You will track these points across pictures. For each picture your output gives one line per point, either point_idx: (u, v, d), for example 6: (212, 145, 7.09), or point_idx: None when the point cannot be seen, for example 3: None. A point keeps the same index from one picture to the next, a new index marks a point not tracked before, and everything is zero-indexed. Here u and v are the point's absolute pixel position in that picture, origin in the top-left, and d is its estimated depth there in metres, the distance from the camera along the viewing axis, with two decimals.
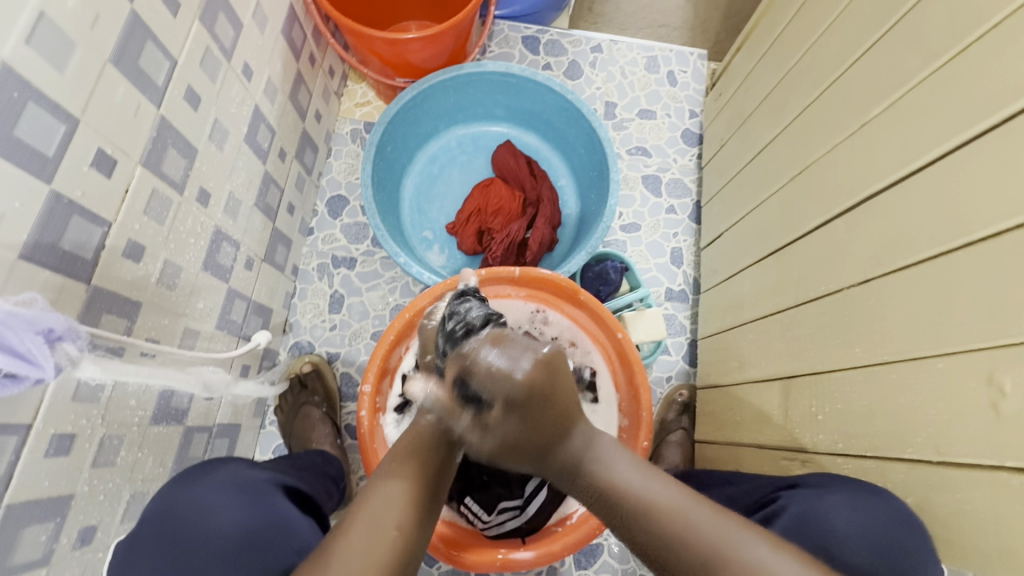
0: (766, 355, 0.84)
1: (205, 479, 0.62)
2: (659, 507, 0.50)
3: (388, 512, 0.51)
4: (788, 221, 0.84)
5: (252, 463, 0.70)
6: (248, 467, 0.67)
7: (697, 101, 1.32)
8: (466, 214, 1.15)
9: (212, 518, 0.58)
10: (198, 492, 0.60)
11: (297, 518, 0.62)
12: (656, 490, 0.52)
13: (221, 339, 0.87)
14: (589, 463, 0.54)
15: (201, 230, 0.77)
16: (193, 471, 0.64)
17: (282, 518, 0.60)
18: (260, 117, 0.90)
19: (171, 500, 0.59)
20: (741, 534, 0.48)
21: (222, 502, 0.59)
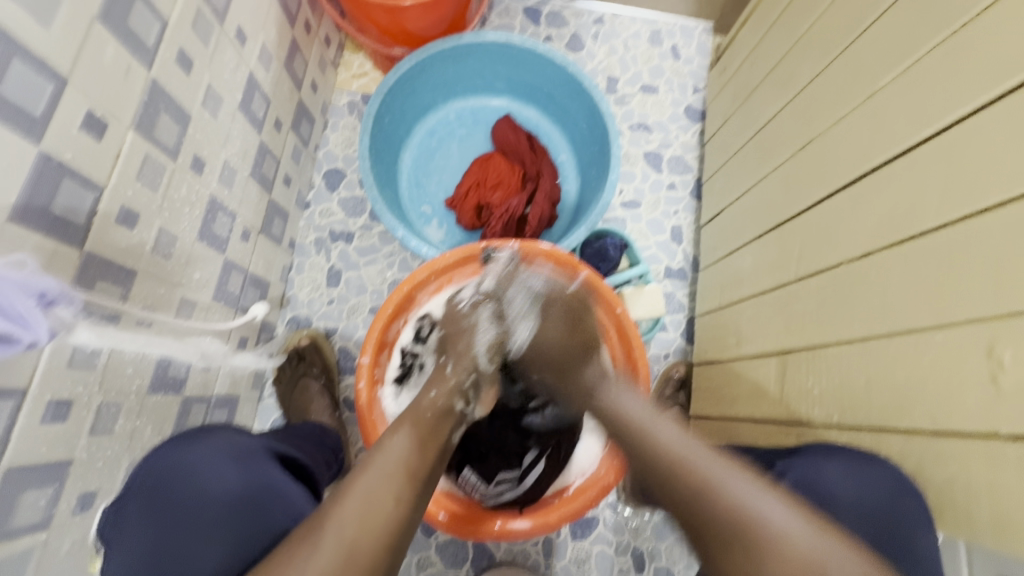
0: (764, 331, 0.84)
1: (199, 443, 0.62)
2: (664, 442, 0.55)
3: (386, 476, 0.50)
4: (791, 196, 0.83)
5: (245, 430, 0.70)
6: (240, 433, 0.67)
7: (701, 76, 1.30)
8: (465, 188, 1.14)
9: (208, 482, 0.58)
10: (192, 457, 0.60)
11: (290, 485, 0.63)
12: (667, 432, 0.56)
13: (219, 311, 0.87)
14: (606, 390, 0.64)
15: (196, 199, 0.76)
16: (187, 434, 0.64)
17: (276, 486, 0.61)
18: (254, 85, 0.88)
19: (162, 464, 0.59)
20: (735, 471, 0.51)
21: (218, 468, 0.60)
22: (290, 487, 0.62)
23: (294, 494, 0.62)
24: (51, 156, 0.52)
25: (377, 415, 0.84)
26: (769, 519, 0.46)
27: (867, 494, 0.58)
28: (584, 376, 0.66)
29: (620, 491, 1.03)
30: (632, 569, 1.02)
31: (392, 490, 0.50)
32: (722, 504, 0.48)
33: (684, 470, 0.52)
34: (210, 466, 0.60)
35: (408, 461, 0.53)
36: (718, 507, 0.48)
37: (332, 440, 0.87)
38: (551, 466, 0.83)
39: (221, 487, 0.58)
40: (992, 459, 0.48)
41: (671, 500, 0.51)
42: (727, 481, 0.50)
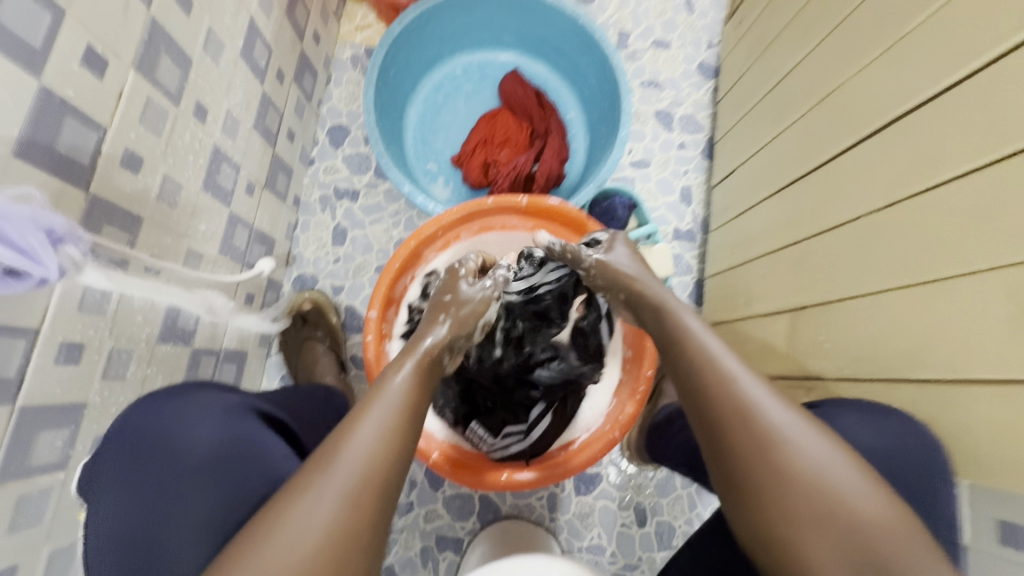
0: (775, 289, 0.83)
1: (181, 399, 0.60)
2: (714, 356, 0.54)
3: (378, 415, 0.50)
4: (807, 151, 0.81)
5: (231, 389, 0.67)
6: (224, 393, 0.64)
7: (715, 30, 1.25)
8: (472, 145, 1.12)
9: (188, 435, 0.56)
10: (171, 411, 0.58)
11: (273, 444, 0.60)
12: (714, 344, 0.55)
13: (226, 265, 0.86)
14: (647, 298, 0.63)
15: (199, 147, 0.75)
16: (172, 391, 0.62)
17: (258, 442, 0.59)
18: (256, 31, 0.85)
19: (139, 418, 0.58)
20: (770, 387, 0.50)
21: (198, 421, 0.58)
22: (274, 445, 0.59)
23: (276, 456, 0.59)
24: (53, 92, 0.50)
25: (384, 369, 0.84)
26: (796, 442, 0.47)
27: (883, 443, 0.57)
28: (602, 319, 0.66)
29: (624, 448, 1.05)
30: (635, 523, 1.04)
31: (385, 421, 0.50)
32: (757, 423, 0.49)
33: (727, 386, 0.51)
34: (190, 418, 0.58)
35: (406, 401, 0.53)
36: (724, 406, 0.50)
37: (340, 400, 0.84)
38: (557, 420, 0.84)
39: (201, 441, 0.56)
40: (1007, 404, 0.48)
41: (705, 407, 0.51)
42: (763, 400, 0.50)
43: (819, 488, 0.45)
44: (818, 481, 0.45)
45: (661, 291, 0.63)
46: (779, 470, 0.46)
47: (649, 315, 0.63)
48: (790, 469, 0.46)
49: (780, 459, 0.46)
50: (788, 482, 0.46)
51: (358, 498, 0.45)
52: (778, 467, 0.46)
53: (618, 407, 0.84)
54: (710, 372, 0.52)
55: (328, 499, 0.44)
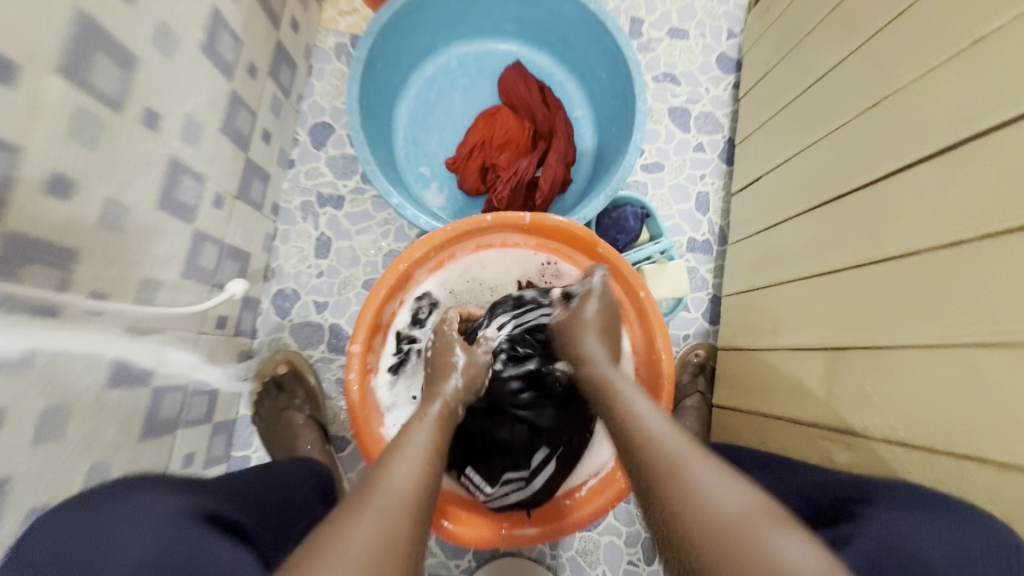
0: (808, 320, 0.74)
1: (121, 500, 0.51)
2: (644, 421, 0.52)
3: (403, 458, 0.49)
4: (851, 165, 0.71)
5: (187, 485, 0.58)
6: (171, 490, 0.55)
7: (737, 18, 1.13)
8: (468, 147, 1.02)
9: (115, 547, 0.47)
10: (102, 514, 0.50)
11: (225, 555, 0.49)
12: (653, 414, 0.53)
13: (189, 289, 0.77)
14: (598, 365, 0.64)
15: (152, 159, 0.64)
16: (114, 491, 0.53)
17: (204, 551, 0.48)
18: (220, 20, 0.74)
19: (61, 521, 0.49)
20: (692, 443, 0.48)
21: (129, 526, 0.49)
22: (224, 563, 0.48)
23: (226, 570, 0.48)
24: None
25: (369, 410, 0.74)
26: (713, 493, 0.42)
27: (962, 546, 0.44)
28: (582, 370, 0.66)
29: None
30: (642, 560, 0.97)
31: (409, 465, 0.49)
32: (682, 474, 0.44)
33: (651, 443, 0.49)
34: (119, 521, 0.49)
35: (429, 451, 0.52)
36: (649, 457, 0.47)
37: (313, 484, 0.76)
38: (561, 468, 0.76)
39: (128, 555, 0.47)
40: None
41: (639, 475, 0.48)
42: (687, 454, 0.46)
43: (733, 532, 0.38)
44: (731, 525, 0.39)
45: (605, 367, 0.64)
46: (695, 512, 0.41)
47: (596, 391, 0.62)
48: (707, 510, 0.41)
49: (694, 508, 0.41)
50: (707, 523, 0.40)
51: (394, 519, 0.43)
52: (693, 506, 0.41)
53: None
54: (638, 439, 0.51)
55: (358, 539, 0.41)
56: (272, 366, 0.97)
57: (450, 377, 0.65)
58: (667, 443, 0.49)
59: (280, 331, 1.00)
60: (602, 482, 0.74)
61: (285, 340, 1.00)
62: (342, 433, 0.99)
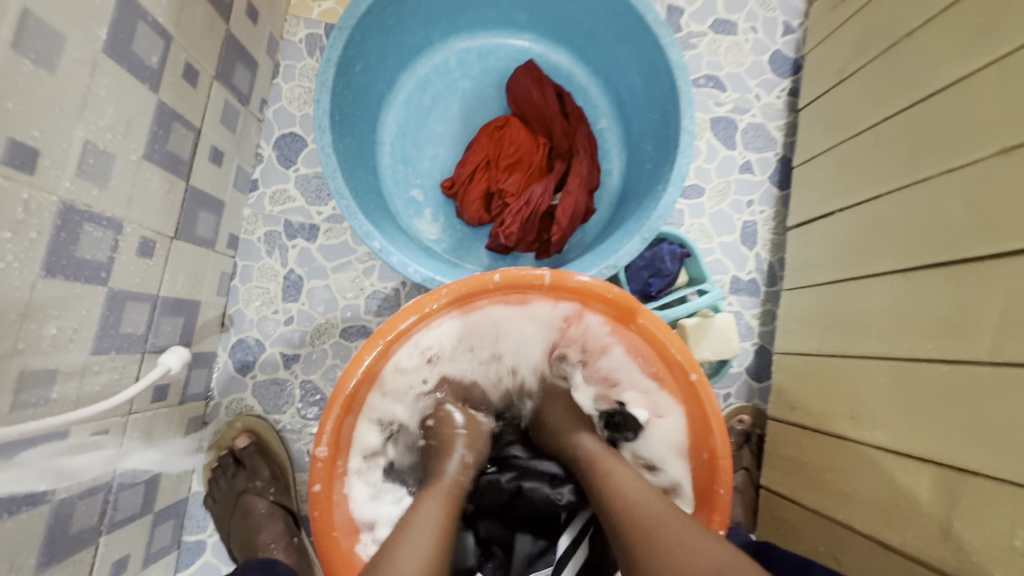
0: (914, 419, 0.57)
1: None
2: (623, 494, 0.50)
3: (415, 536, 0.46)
4: (990, 221, 0.52)
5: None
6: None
7: (795, 9, 0.94)
8: (470, 167, 0.83)
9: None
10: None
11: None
12: (640, 484, 0.51)
13: (105, 368, 0.59)
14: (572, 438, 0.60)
15: (24, 212, 0.46)
16: None
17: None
18: (134, 11, 0.54)
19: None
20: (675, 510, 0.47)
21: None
22: None
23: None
24: None
25: (341, 531, 0.56)
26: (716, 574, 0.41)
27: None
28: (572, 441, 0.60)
29: None
30: None
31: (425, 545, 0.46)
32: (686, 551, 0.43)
33: (638, 521, 0.47)
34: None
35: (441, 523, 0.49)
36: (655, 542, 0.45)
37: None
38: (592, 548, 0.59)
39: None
40: None
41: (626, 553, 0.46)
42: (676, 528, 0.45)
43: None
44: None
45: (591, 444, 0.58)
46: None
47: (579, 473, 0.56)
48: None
49: None
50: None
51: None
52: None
53: None
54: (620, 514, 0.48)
55: None
56: (230, 435, 0.81)
57: (456, 448, 0.59)
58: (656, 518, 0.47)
59: (239, 392, 0.82)
60: None
61: (246, 394, 0.82)
62: None
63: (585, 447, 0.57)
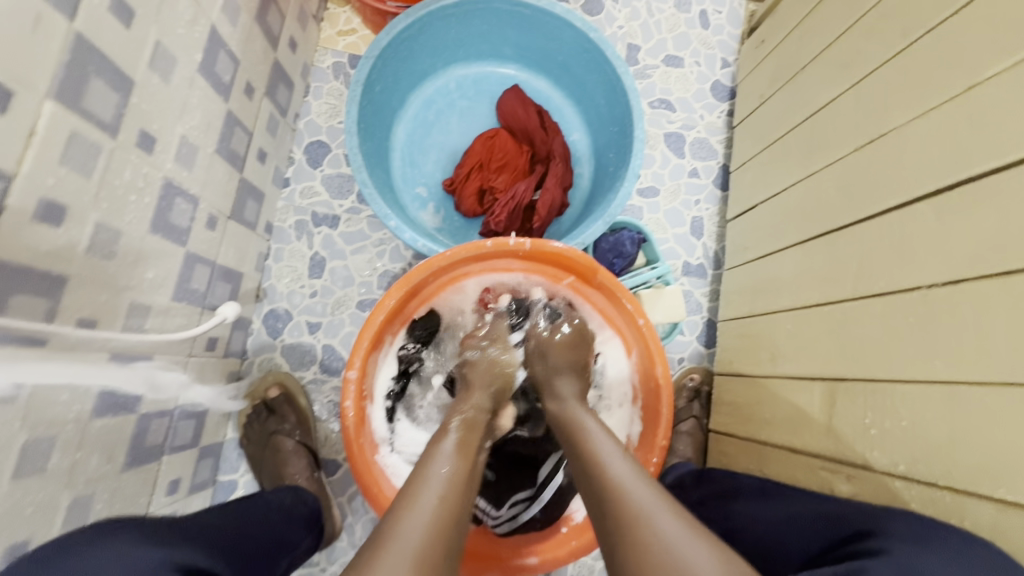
0: (806, 350, 0.74)
1: (92, 544, 0.47)
2: (610, 468, 0.53)
3: (430, 488, 0.50)
4: (849, 199, 0.71)
5: (156, 536, 0.51)
6: (141, 546, 0.48)
7: (731, 47, 1.15)
8: (466, 168, 1.02)
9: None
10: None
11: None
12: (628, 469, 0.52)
13: (180, 313, 0.75)
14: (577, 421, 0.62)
15: (144, 183, 0.62)
16: (85, 536, 0.48)
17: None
18: (218, 41, 0.72)
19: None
20: (656, 489, 0.49)
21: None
22: None
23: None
24: None
25: (365, 440, 0.73)
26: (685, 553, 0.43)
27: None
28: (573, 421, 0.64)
29: None
30: None
31: (435, 495, 0.49)
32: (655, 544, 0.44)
33: (617, 497, 0.49)
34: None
35: (451, 478, 0.52)
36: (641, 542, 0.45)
37: (302, 511, 0.76)
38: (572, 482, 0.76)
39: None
40: None
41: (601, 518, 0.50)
42: (652, 505, 0.47)
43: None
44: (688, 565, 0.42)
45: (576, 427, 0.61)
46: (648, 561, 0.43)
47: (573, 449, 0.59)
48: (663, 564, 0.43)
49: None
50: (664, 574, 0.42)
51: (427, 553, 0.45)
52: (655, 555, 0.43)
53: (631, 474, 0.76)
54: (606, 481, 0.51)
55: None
56: (263, 387, 0.95)
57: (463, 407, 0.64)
58: (636, 497, 0.49)
59: (270, 352, 0.98)
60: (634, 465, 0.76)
61: (275, 355, 0.98)
62: (333, 457, 0.97)
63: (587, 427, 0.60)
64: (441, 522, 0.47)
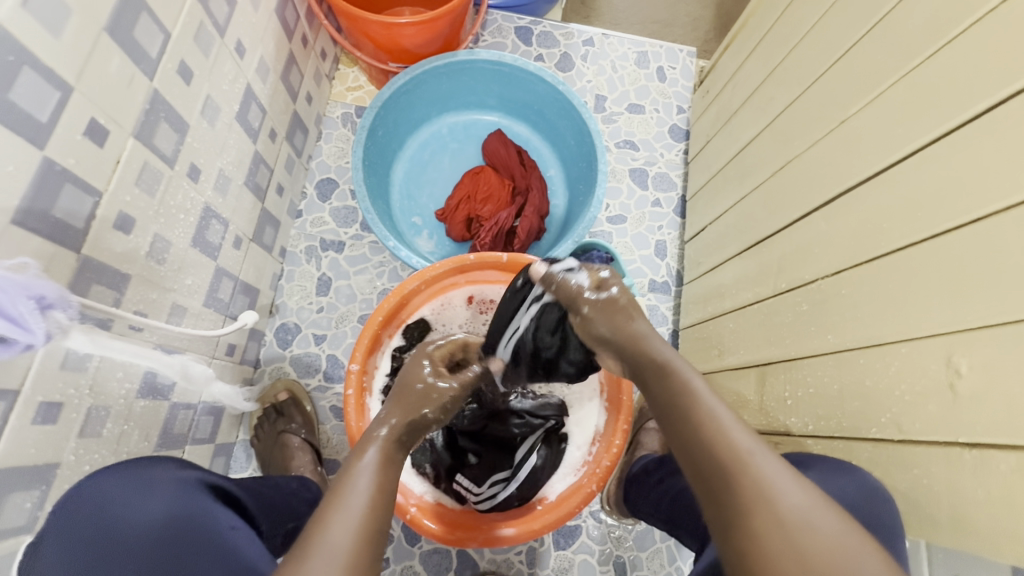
0: (744, 343, 0.86)
1: (141, 463, 0.62)
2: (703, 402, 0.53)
3: (356, 495, 0.50)
4: (770, 215, 0.86)
5: (184, 462, 0.67)
6: (180, 467, 0.64)
7: (685, 97, 1.34)
8: (456, 200, 1.17)
9: (130, 510, 0.56)
10: (126, 483, 0.58)
11: (221, 516, 0.59)
12: (721, 410, 0.52)
13: (208, 318, 0.87)
14: (657, 348, 0.60)
15: (190, 206, 0.77)
16: (134, 460, 0.63)
17: (207, 514, 0.58)
18: (251, 96, 0.89)
19: (80, 494, 0.57)
20: (783, 463, 0.47)
21: (146, 493, 0.58)
22: (222, 517, 0.59)
23: (222, 528, 0.58)
24: (54, 161, 0.53)
25: (364, 424, 0.83)
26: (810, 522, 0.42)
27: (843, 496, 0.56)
28: (634, 327, 0.63)
29: (604, 502, 1.07)
30: None
31: (363, 503, 0.50)
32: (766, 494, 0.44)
33: (731, 455, 0.48)
34: (137, 495, 0.58)
35: (377, 482, 0.53)
36: (740, 480, 0.46)
37: (311, 490, 0.85)
38: (545, 462, 0.86)
39: (141, 518, 0.56)
40: (949, 463, 0.51)
41: (709, 492, 0.47)
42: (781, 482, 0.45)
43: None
44: (831, 558, 0.40)
45: (665, 349, 0.60)
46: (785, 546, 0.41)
47: (651, 372, 0.59)
48: (800, 550, 0.41)
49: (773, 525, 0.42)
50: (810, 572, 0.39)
51: (357, 552, 0.45)
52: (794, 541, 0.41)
53: (594, 460, 0.85)
54: (724, 449, 0.48)
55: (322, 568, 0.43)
56: (273, 393, 1.06)
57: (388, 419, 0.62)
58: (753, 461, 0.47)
59: (280, 362, 1.10)
60: (600, 452, 0.85)
61: (284, 364, 1.10)
62: (334, 456, 1.07)
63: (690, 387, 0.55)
64: (367, 525, 0.48)
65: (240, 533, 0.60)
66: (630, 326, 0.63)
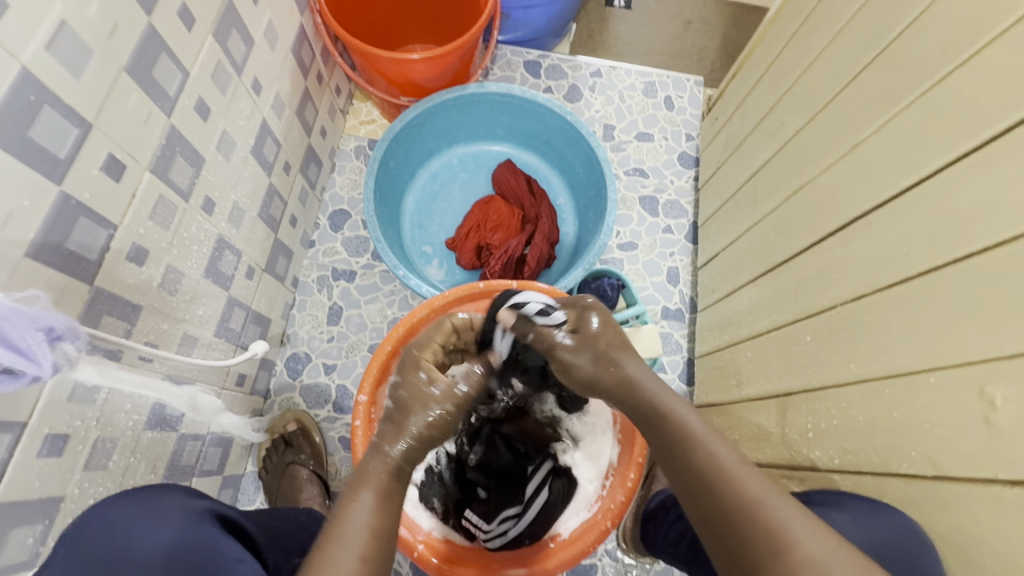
0: (763, 372, 0.83)
1: (154, 496, 0.60)
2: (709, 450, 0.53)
3: (347, 546, 0.49)
4: (784, 240, 0.85)
5: (191, 491, 0.65)
6: (191, 496, 0.63)
7: (694, 125, 1.35)
8: (466, 229, 1.17)
9: (138, 538, 0.54)
10: (142, 511, 0.57)
11: (227, 548, 0.58)
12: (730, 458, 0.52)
13: (219, 347, 0.88)
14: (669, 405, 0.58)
15: (204, 237, 0.78)
16: (148, 489, 0.61)
17: (216, 546, 0.57)
18: (267, 130, 0.91)
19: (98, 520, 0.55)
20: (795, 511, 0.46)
21: (159, 521, 0.57)
22: (225, 551, 0.57)
23: (230, 561, 0.57)
24: (70, 196, 0.55)
25: None
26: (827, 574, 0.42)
27: (879, 539, 0.53)
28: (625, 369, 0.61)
29: (620, 540, 1.02)
30: None
31: (355, 553, 0.49)
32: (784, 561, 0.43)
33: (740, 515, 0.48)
34: (148, 524, 0.56)
35: (371, 528, 0.51)
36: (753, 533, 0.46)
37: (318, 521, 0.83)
38: (557, 496, 0.81)
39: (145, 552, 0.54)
40: (988, 502, 0.47)
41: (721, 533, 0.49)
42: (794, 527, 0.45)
43: None
44: None
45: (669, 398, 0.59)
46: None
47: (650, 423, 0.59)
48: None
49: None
50: None
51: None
52: None
53: (609, 495, 0.81)
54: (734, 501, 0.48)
55: None
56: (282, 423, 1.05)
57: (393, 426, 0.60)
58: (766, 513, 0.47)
59: (290, 392, 1.09)
60: (618, 482, 0.81)
61: (294, 394, 1.09)
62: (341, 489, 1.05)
63: (690, 427, 0.56)
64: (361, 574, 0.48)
65: (247, 565, 0.58)
66: (618, 369, 0.61)
